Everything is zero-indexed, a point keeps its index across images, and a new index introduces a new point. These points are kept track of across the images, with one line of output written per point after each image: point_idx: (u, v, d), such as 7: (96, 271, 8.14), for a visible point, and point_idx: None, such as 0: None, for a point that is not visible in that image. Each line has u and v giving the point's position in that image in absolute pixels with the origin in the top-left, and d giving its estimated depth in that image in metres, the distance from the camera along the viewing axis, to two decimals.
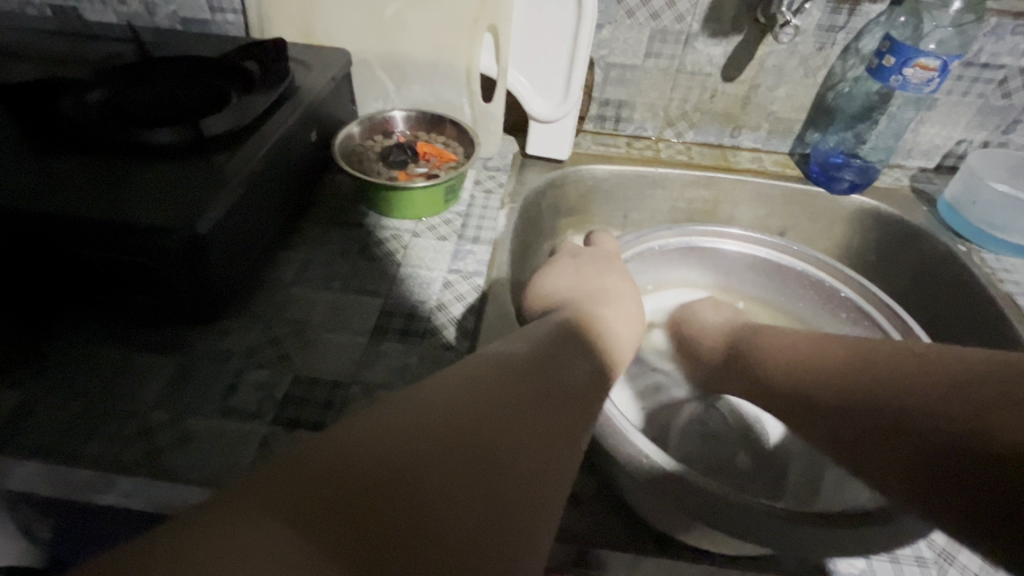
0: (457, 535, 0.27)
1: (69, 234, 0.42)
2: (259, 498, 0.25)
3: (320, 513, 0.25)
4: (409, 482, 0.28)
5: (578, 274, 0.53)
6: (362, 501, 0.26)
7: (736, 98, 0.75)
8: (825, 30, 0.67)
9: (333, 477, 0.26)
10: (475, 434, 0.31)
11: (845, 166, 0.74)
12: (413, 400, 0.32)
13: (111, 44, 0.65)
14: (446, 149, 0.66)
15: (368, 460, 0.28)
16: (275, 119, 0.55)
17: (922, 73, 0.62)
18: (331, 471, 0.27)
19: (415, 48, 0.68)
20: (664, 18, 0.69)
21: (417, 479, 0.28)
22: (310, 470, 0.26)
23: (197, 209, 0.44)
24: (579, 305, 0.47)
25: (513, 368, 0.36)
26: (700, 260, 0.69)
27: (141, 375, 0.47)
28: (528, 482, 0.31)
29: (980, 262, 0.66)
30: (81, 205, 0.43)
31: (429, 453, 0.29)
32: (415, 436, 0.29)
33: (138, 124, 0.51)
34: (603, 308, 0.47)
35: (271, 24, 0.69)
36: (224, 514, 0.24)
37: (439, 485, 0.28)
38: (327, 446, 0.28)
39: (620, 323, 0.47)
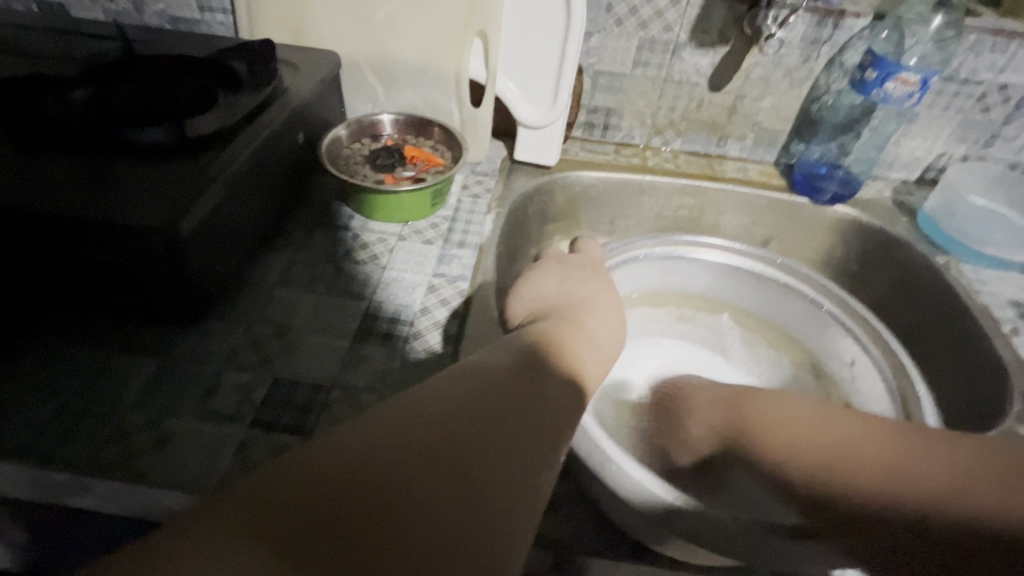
0: (428, 547, 0.27)
1: (51, 240, 0.42)
2: (227, 515, 0.26)
3: (293, 530, 0.26)
4: (383, 497, 0.28)
5: (564, 281, 0.53)
6: (334, 517, 0.27)
7: (722, 108, 0.76)
8: (810, 43, 0.68)
9: (296, 496, 0.27)
10: (446, 446, 0.31)
11: (828, 177, 0.75)
12: (384, 414, 0.32)
13: (96, 41, 0.64)
14: (434, 153, 0.66)
15: (334, 478, 0.28)
16: (261, 121, 0.54)
17: (904, 87, 0.63)
18: (305, 487, 0.27)
19: (404, 52, 0.68)
20: (652, 27, 0.70)
21: (383, 494, 0.28)
22: (275, 488, 0.27)
23: (177, 208, 0.44)
24: (564, 313, 0.47)
25: (490, 379, 0.36)
26: (686, 270, 0.69)
27: (120, 376, 0.46)
28: (507, 490, 0.31)
29: (957, 273, 0.67)
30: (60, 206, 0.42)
31: (398, 467, 0.29)
32: (390, 449, 0.30)
33: (120, 122, 0.51)
34: (588, 317, 0.48)
35: (259, 25, 0.69)
36: (203, 531, 0.25)
37: (415, 497, 0.28)
38: (299, 460, 0.28)
39: (604, 332, 0.47)
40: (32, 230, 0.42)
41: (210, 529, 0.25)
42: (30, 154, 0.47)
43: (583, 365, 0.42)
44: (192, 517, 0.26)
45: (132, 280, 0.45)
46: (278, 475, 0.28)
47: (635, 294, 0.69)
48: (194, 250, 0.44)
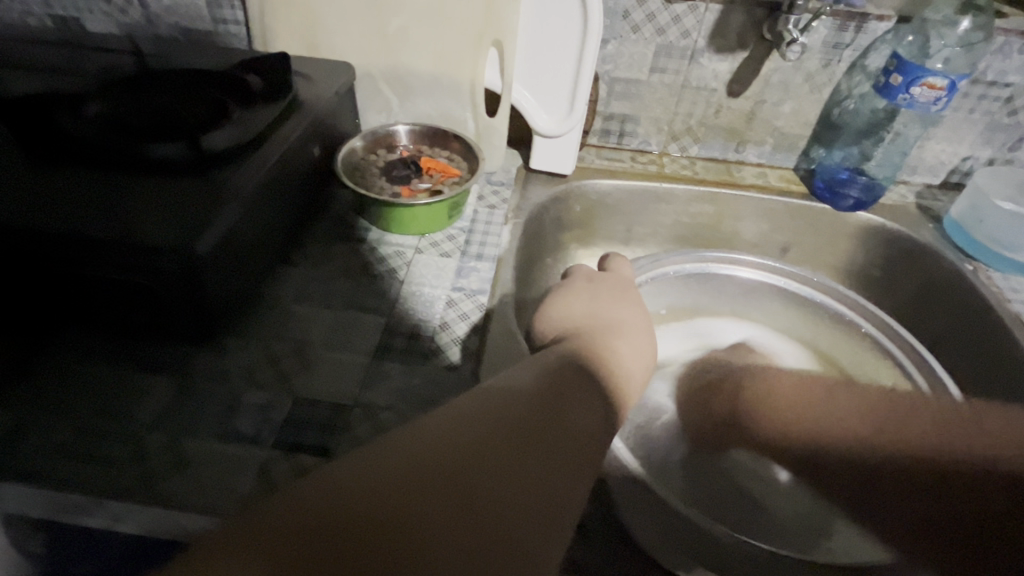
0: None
1: (70, 257, 0.42)
2: (252, 539, 0.25)
3: (319, 554, 0.25)
4: (411, 522, 0.27)
5: (593, 301, 0.52)
6: (360, 541, 0.25)
7: (741, 114, 0.74)
8: (832, 46, 0.67)
9: (312, 528, 0.26)
10: (476, 472, 0.30)
11: (851, 182, 0.74)
12: (402, 436, 0.31)
13: (111, 55, 0.64)
14: (450, 164, 0.66)
15: (350, 504, 0.27)
16: (278, 135, 0.54)
17: (931, 92, 0.62)
18: (334, 505, 0.27)
19: (419, 61, 0.68)
20: (669, 33, 0.69)
21: (403, 518, 0.27)
22: (303, 510, 0.26)
23: (196, 226, 0.43)
24: (594, 335, 0.46)
25: (511, 399, 0.35)
26: (711, 286, 0.68)
27: (139, 396, 0.46)
28: (535, 522, 0.30)
29: (987, 281, 0.65)
30: (80, 222, 0.42)
31: (419, 491, 0.28)
32: (419, 471, 0.29)
33: (138, 139, 0.50)
34: (618, 340, 0.46)
35: (273, 36, 0.68)
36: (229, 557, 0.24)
37: (443, 524, 0.27)
38: (327, 480, 0.28)
39: (634, 357, 0.45)
40: (50, 246, 0.41)
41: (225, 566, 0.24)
42: (48, 171, 0.46)
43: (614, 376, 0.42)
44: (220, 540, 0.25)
45: (144, 295, 0.44)
46: (292, 501, 0.27)
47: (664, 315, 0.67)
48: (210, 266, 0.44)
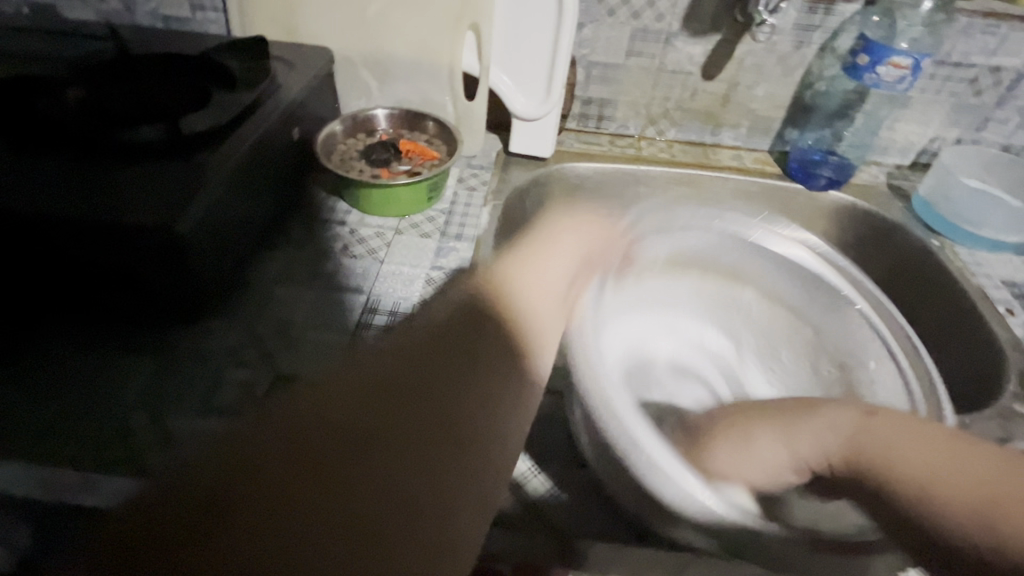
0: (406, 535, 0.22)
1: (50, 240, 0.42)
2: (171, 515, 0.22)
3: (251, 518, 0.21)
4: (354, 463, 0.23)
5: (546, 222, 0.40)
6: (297, 494, 0.22)
7: (716, 97, 0.76)
8: (803, 29, 0.68)
9: (253, 470, 0.22)
10: (425, 391, 0.27)
11: (821, 164, 0.76)
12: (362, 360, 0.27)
13: (88, 41, 0.64)
14: (430, 147, 0.66)
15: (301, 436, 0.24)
16: (256, 117, 0.55)
17: (896, 71, 0.63)
18: (259, 459, 0.23)
19: (398, 47, 0.68)
20: (644, 17, 0.70)
21: (367, 460, 0.23)
22: (224, 466, 0.23)
23: (172, 204, 0.44)
24: (527, 241, 0.38)
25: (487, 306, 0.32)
26: (723, 241, 0.62)
27: (121, 375, 0.47)
28: (497, 425, 0.27)
29: (953, 256, 0.67)
30: (56, 205, 0.42)
31: (383, 430, 0.24)
32: (360, 397, 0.25)
33: (117, 123, 0.51)
34: (564, 242, 0.39)
35: (251, 22, 0.69)
36: (146, 544, 0.21)
37: (394, 456, 0.24)
38: (254, 423, 0.24)
39: (557, 273, 0.36)
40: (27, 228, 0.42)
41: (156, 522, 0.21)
42: (26, 156, 0.47)
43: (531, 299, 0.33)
44: (138, 514, 0.22)
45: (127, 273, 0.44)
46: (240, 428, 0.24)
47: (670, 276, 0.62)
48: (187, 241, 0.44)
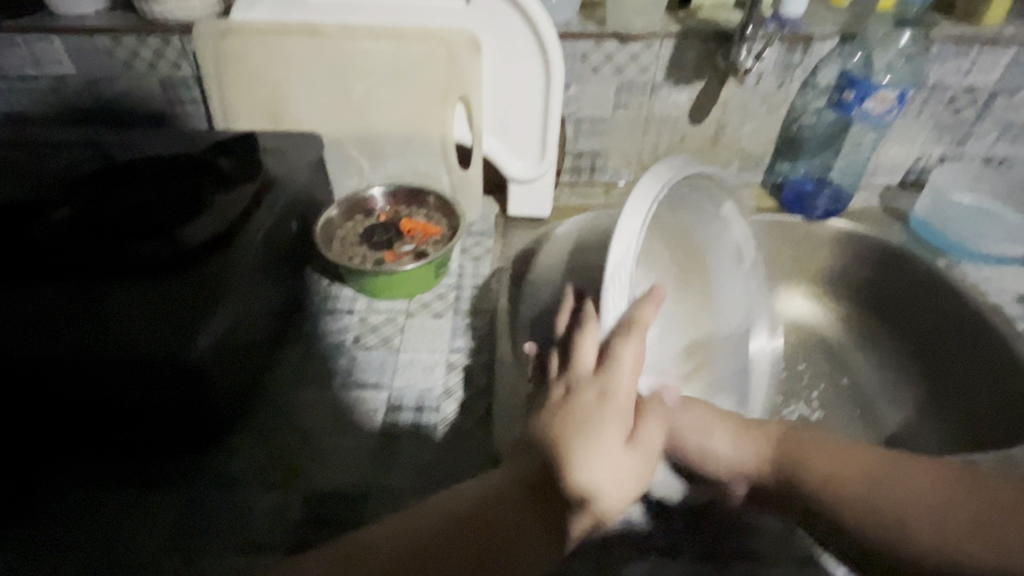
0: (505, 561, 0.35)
1: (55, 376, 0.41)
2: (439, 554, 0.34)
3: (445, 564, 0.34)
4: (501, 529, 0.35)
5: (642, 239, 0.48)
6: (452, 543, 0.34)
7: (706, 138, 0.76)
8: (784, 68, 0.69)
9: (483, 526, 0.35)
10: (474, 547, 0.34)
11: (817, 193, 0.78)
12: (506, 505, 0.36)
13: (65, 149, 0.61)
14: (431, 223, 0.65)
15: (458, 566, 0.34)
16: (253, 219, 0.52)
17: (883, 104, 0.65)
18: (404, 532, 0.35)
19: (388, 124, 0.68)
20: (629, 71, 0.70)
21: (454, 552, 0.34)
22: (473, 528, 0.35)
23: (187, 332, 0.41)
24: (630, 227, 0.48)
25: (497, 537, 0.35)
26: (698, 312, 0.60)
27: (140, 508, 0.45)
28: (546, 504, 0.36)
29: (961, 275, 0.68)
30: (59, 341, 0.42)
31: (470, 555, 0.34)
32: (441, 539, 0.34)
33: (106, 247, 0.48)
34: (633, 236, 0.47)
35: (234, 112, 0.67)
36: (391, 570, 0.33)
37: (498, 510, 0.36)
38: (414, 527, 0.35)
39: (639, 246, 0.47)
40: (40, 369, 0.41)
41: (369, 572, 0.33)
42: (21, 283, 0.45)
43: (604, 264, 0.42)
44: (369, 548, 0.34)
45: (93, 373, 0.41)
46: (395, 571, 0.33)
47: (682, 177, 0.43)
48: (153, 363, 0.40)
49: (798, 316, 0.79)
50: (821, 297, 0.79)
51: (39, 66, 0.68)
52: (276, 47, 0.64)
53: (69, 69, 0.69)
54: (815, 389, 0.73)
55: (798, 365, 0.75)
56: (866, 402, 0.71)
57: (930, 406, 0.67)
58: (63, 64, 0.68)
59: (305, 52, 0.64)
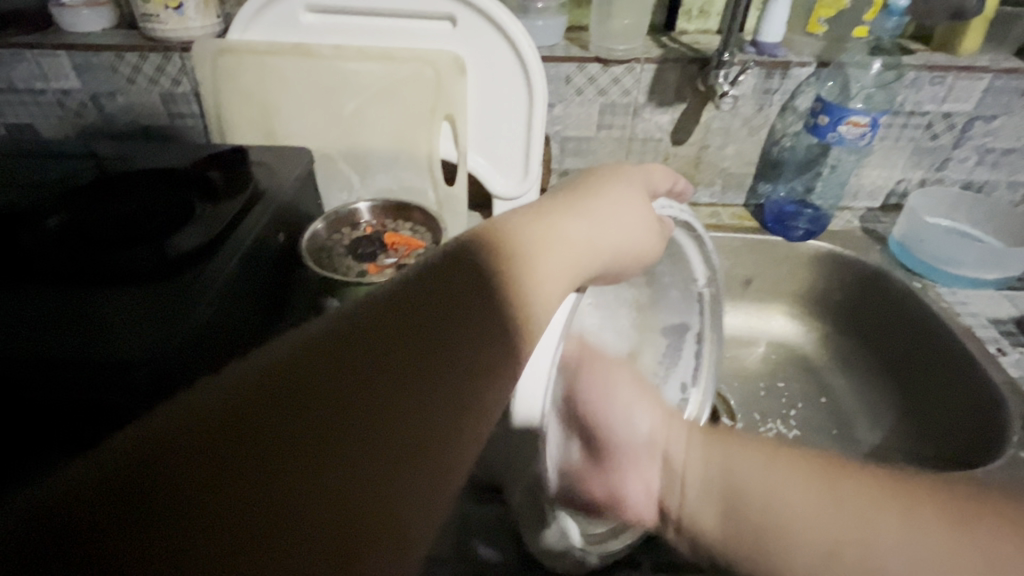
0: (445, 419, 0.24)
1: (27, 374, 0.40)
2: (291, 420, 0.22)
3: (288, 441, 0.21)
4: (399, 395, 0.23)
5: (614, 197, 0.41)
6: (307, 408, 0.22)
7: (688, 159, 0.78)
8: (762, 93, 0.71)
9: (342, 398, 0.23)
10: (336, 416, 0.22)
11: (797, 215, 0.79)
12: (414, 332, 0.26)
13: (66, 160, 0.64)
14: (415, 237, 0.66)
15: (317, 444, 0.21)
16: (239, 229, 0.55)
17: (856, 129, 0.67)
18: (218, 393, 0.22)
19: (377, 141, 0.70)
20: (611, 93, 0.72)
21: (309, 428, 0.21)
22: (327, 412, 0.22)
23: (169, 334, 0.43)
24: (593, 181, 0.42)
25: (394, 399, 0.23)
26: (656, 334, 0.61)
27: None
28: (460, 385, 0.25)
29: (936, 298, 0.68)
30: (39, 342, 0.42)
31: (332, 417, 0.22)
32: (290, 399, 0.22)
33: (95, 254, 0.50)
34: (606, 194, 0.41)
35: (230, 127, 0.70)
36: (187, 462, 0.20)
37: (386, 367, 0.24)
38: (248, 374, 0.23)
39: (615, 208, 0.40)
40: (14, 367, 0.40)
41: (220, 414, 0.21)
42: (10, 289, 0.46)
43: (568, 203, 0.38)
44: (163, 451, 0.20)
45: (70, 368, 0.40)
46: (205, 444, 0.21)
47: (708, 283, 0.60)
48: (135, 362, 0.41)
49: (780, 336, 0.81)
50: (802, 317, 0.81)
51: (45, 81, 0.71)
52: (271, 66, 0.67)
53: (75, 84, 0.72)
54: (793, 407, 0.74)
55: (777, 384, 0.77)
56: (843, 421, 0.71)
57: (905, 427, 0.67)
58: (70, 80, 0.71)
59: (298, 71, 0.67)
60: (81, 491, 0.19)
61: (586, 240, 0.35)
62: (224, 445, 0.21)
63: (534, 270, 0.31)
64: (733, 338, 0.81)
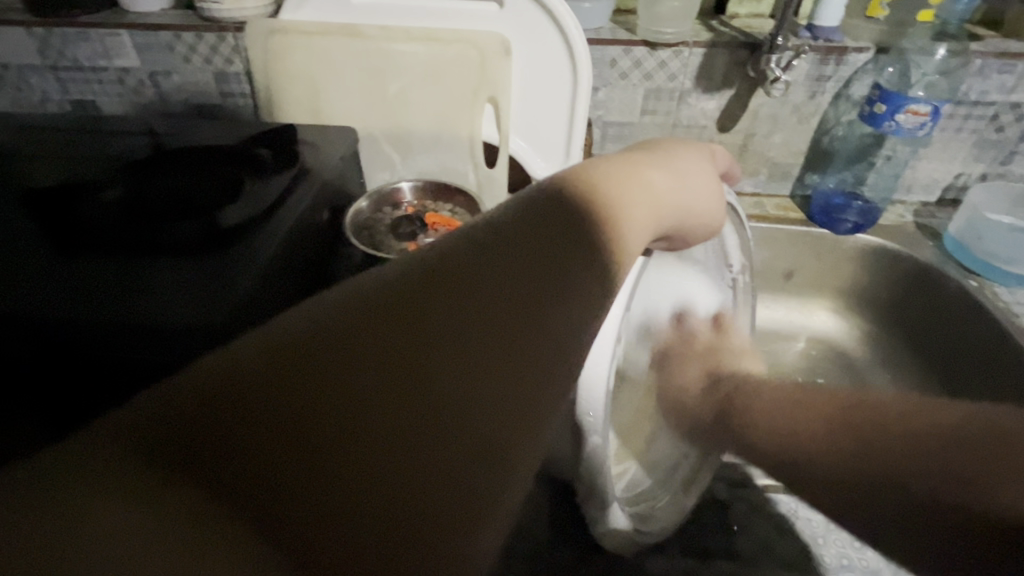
0: (496, 391, 0.26)
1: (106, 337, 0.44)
2: (361, 380, 0.24)
3: (363, 404, 0.23)
4: (460, 367, 0.26)
5: (667, 165, 0.39)
6: (374, 361, 0.24)
7: (733, 147, 0.76)
8: (815, 80, 0.69)
9: (404, 364, 0.25)
10: (401, 376, 0.24)
11: (845, 207, 0.75)
12: (467, 279, 0.28)
13: (126, 136, 0.67)
14: (454, 217, 0.66)
15: (389, 407, 0.24)
16: (287, 205, 0.57)
17: (914, 118, 0.64)
18: (283, 335, 0.24)
19: (419, 122, 0.71)
20: (657, 78, 0.71)
21: (376, 392, 0.24)
22: (394, 375, 0.24)
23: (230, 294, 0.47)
24: (652, 148, 0.42)
25: (450, 364, 0.26)
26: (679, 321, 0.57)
27: None
28: (512, 360, 0.27)
29: (993, 298, 0.65)
30: (116, 304, 0.46)
31: (402, 386, 0.24)
32: (355, 348, 0.24)
33: (152, 226, 0.52)
34: (677, 164, 0.40)
35: (278, 106, 0.72)
36: (262, 397, 0.22)
37: (450, 335, 0.26)
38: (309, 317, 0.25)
39: (683, 183, 0.39)
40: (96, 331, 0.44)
41: (256, 380, 0.22)
42: (74, 255, 0.49)
43: (638, 171, 0.37)
44: (239, 385, 0.22)
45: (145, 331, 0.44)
46: (279, 386, 0.22)
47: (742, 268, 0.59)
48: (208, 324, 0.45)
49: (820, 331, 0.79)
50: (844, 313, 0.79)
51: (107, 60, 0.75)
52: (319, 46, 0.68)
53: (134, 63, 0.75)
54: None
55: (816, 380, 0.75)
56: None
57: None
58: (129, 58, 0.74)
59: (344, 50, 0.68)
60: (162, 420, 0.21)
61: (647, 205, 0.35)
62: (297, 399, 0.22)
63: (616, 223, 0.32)
64: (773, 333, 0.80)
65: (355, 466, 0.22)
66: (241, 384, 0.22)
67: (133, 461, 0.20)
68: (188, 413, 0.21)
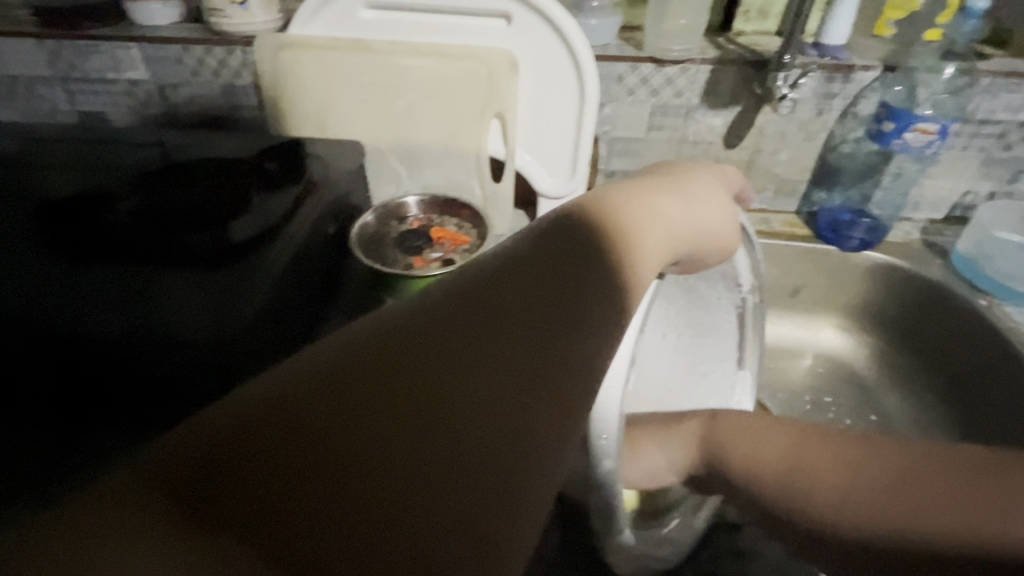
0: (520, 420, 0.25)
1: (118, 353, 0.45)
2: (374, 412, 0.22)
3: (377, 435, 0.22)
4: (481, 395, 0.24)
5: (679, 186, 0.39)
6: (389, 392, 0.23)
7: (740, 163, 0.76)
8: (822, 97, 0.69)
9: (420, 394, 0.23)
10: (419, 406, 0.23)
11: (853, 225, 0.75)
12: (485, 305, 0.27)
13: (134, 147, 0.67)
14: (460, 232, 0.66)
15: (406, 438, 0.22)
16: (297, 218, 0.56)
17: (923, 136, 0.64)
18: (292, 373, 0.23)
19: (426, 136, 0.71)
20: (664, 94, 0.71)
21: (391, 424, 0.22)
22: (411, 404, 0.23)
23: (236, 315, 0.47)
24: (664, 171, 0.42)
25: (469, 395, 0.24)
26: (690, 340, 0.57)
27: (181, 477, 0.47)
28: (536, 387, 0.26)
29: (1004, 316, 0.65)
30: (129, 320, 0.47)
31: (418, 415, 0.23)
32: (370, 379, 0.23)
33: (162, 238, 0.53)
34: (689, 186, 0.40)
35: (285, 120, 0.72)
36: (272, 430, 0.21)
37: (469, 362, 0.25)
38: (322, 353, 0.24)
39: (695, 204, 0.39)
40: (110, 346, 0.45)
41: (263, 417, 0.21)
42: (81, 267, 0.50)
43: (650, 192, 0.37)
44: (249, 422, 0.21)
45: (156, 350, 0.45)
46: (288, 422, 0.21)
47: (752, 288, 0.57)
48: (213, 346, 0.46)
49: (828, 348, 0.78)
50: (852, 330, 0.78)
51: (117, 72, 0.75)
52: (328, 61, 0.68)
53: (143, 75, 0.75)
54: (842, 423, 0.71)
55: (825, 398, 0.74)
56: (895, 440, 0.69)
57: None
58: (139, 71, 0.75)
59: (353, 65, 0.68)
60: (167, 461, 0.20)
61: (660, 227, 0.35)
62: (308, 433, 0.21)
63: (628, 245, 0.32)
64: (781, 350, 0.79)
65: (367, 503, 0.21)
66: (249, 421, 0.21)
67: (145, 499, 0.19)
68: (189, 452, 0.20)
